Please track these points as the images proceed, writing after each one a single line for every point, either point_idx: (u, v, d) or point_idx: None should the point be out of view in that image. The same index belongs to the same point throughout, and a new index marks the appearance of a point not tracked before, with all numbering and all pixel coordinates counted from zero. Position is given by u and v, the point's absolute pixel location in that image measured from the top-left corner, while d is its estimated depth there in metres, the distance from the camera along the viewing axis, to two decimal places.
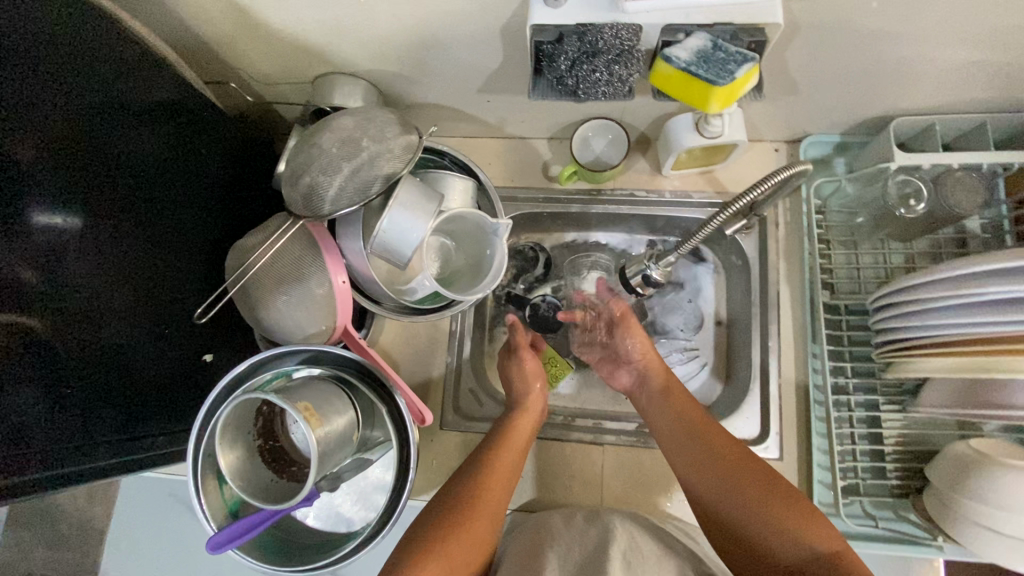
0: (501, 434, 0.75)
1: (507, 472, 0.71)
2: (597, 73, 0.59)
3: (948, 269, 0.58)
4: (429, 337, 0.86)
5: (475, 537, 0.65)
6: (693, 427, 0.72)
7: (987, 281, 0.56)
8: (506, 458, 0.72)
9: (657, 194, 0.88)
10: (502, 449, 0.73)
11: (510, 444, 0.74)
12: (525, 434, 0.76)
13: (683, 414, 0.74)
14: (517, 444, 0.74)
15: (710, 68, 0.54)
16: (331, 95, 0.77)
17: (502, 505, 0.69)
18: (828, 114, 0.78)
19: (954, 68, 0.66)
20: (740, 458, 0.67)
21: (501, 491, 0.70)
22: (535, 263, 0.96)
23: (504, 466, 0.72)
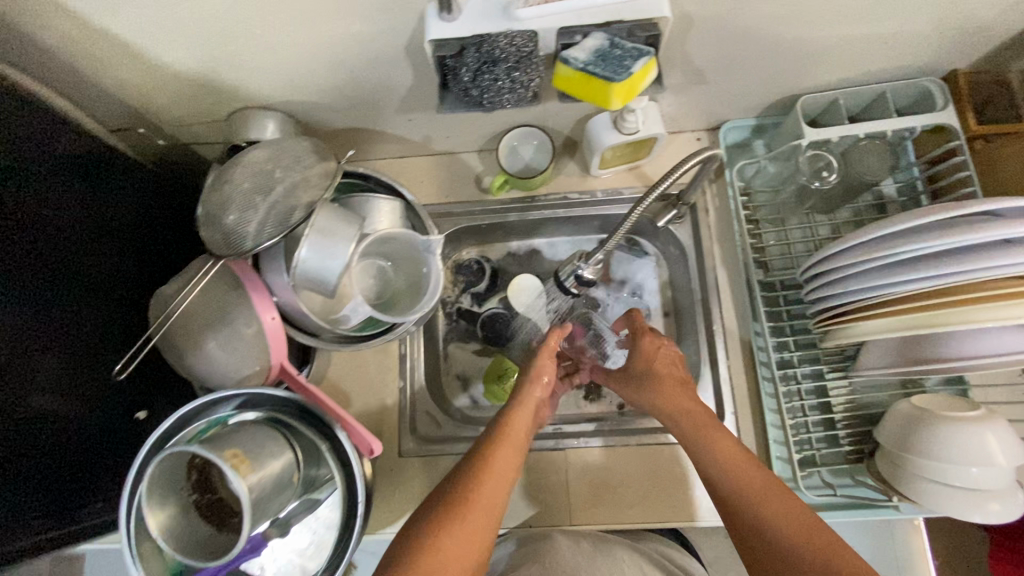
0: (497, 429, 0.69)
1: (505, 466, 0.65)
2: (500, 81, 0.58)
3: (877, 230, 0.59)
4: (378, 364, 0.84)
5: (467, 535, 0.59)
6: (742, 489, 0.60)
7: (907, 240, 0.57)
8: (505, 453, 0.66)
9: (590, 194, 0.89)
10: (499, 442, 0.67)
11: (508, 437, 0.68)
12: (524, 428, 0.70)
13: (725, 470, 0.62)
14: (515, 437, 0.68)
15: (606, 65, 0.55)
16: (245, 130, 0.74)
17: (500, 500, 0.63)
18: (740, 99, 0.80)
19: (844, 44, 0.69)
20: (800, 528, 0.56)
21: (499, 485, 0.63)
22: (481, 275, 0.97)
23: (503, 459, 0.66)
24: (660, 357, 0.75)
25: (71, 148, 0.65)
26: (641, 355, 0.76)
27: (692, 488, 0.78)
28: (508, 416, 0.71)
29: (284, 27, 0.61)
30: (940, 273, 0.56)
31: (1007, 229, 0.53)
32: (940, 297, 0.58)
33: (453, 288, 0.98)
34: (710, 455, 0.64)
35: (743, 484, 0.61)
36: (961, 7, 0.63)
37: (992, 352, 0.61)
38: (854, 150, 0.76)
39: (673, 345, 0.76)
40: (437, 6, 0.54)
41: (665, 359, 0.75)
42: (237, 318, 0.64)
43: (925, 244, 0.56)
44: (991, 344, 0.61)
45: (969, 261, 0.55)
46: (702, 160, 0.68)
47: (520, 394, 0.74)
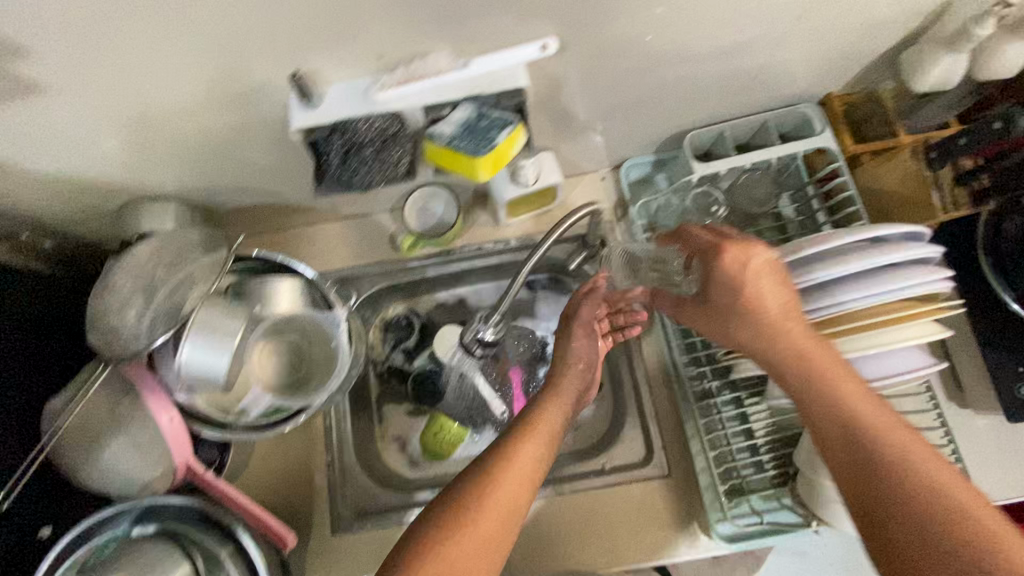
0: (524, 423, 0.68)
1: (528, 463, 0.63)
2: (366, 163, 0.58)
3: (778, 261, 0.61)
4: (304, 441, 0.83)
5: (482, 534, 0.56)
6: (869, 440, 0.50)
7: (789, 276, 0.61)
8: (535, 445, 0.65)
9: (503, 242, 0.89)
10: (526, 436, 0.65)
11: (535, 432, 0.66)
12: (552, 423, 0.69)
13: (836, 411, 0.52)
14: (543, 430, 0.67)
15: (469, 139, 0.56)
16: (137, 221, 0.73)
17: (523, 495, 0.60)
18: (633, 140, 0.82)
19: (712, 81, 0.72)
20: (926, 488, 0.47)
21: (526, 481, 0.62)
22: (410, 331, 0.96)
23: (531, 451, 0.64)
24: (753, 277, 0.59)
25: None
26: (725, 279, 0.60)
27: (632, 536, 0.76)
28: (537, 411, 0.70)
29: (152, 122, 0.61)
30: (817, 307, 0.60)
31: (865, 261, 0.58)
32: (822, 328, 0.61)
33: (383, 347, 0.97)
34: (821, 396, 0.54)
35: (857, 431, 0.51)
36: (807, 40, 0.67)
37: (882, 374, 0.62)
38: (742, 185, 0.82)
39: (772, 256, 0.58)
40: (296, 95, 0.55)
41: (766, 282, 0.58)
42: (134, 424, 0.63)
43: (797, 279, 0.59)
44: (885, 365, 0.63)
45: (838, 292, 0.59)
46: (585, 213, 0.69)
47: (549, 392, 0.73)
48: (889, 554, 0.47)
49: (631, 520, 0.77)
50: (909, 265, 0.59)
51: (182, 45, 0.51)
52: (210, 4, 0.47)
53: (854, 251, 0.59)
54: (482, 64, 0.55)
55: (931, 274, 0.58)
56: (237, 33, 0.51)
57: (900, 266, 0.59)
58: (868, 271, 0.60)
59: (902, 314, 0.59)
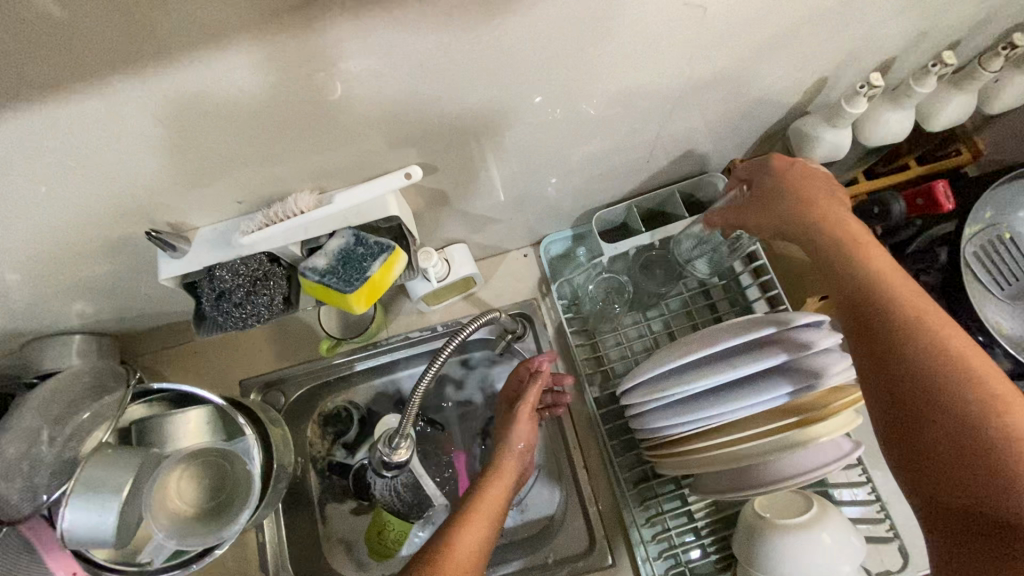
0: (465, 508, 0.63)
1: (469, 552, 0.58)
2: (238, 310, 0.56)
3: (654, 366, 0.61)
4: (238, 558, 0.81)
5: None
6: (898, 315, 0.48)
7: (667, 382, 0.60)
8: (475, 532, 0.60)
9: (430, 329, 0.87)
10: (464, 521, 0.61)
11: (475, 517, 0.62)
12: (495, 506, 0.64)
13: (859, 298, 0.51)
14: (483, 515, 0.62)
15: (337, 276, 0.54)
16: (39, 361, 0.72)
17: None
18: (545, 220, 0.82)
19: (608, 164, 0.73)
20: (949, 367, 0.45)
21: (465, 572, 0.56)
22: (349, 425, 0.94)
23: (470, 538, 0.59)
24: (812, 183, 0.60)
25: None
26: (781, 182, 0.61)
27: None
28: (479, 493, 0.65)
29: (34, 275, 0.61)
30: (705, 415, 0.59)
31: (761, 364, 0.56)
32: (721, 433, 0.60)
33: (322, 442, 0.95)
34: (847, 280, 0.52)
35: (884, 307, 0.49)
36: (691, 122, 0.68)
37: (794, 472, 0.61)
38: (648, 262, 0.83)
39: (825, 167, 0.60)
40: (161, 249, 0.54)
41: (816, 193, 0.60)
42: None
43: (695, 385, 0.58)
44: (800, 459, 0.61)
45: (735, 398, 0.58)
46: (479, 324, 0.71)
47: (495, 470, 0.69)
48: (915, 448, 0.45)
49: None
50: (809, 359, 0.58)
51: (41, 215, 0.52)
52: (53, 184, 0.48)
53: (745, 353, 0.58)
54: (346, 197, 0.54)
55: (836, 369, 0.57)
56: (91, 200, 0.51)
57: (796, 365, 0.59)
58: (764, 372, 0.59)
59: (810, 415, 0.57)
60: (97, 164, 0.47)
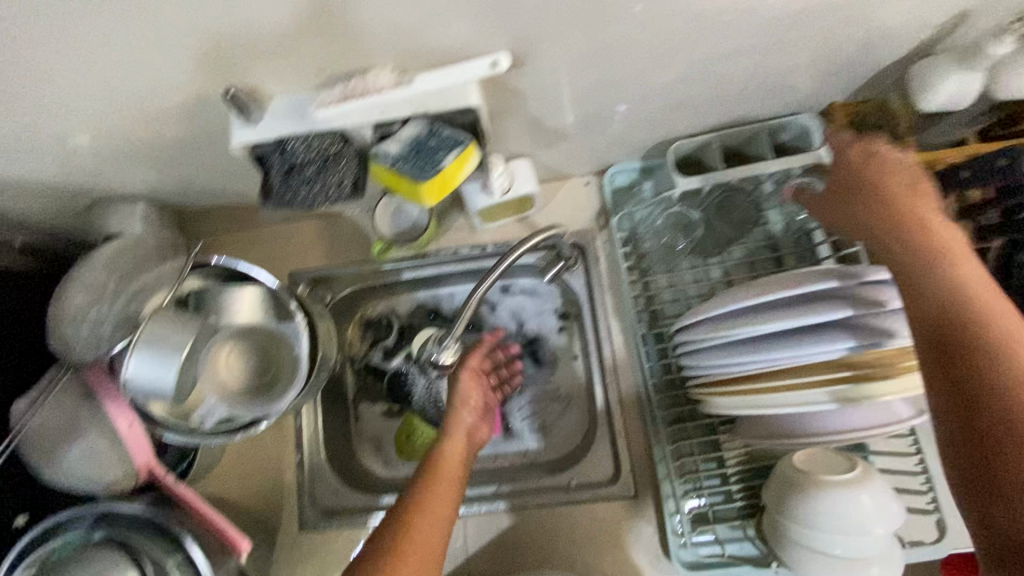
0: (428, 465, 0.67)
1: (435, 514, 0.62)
2: (306, 186, 0.56)
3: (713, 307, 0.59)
4: (275, 439, 0.84)
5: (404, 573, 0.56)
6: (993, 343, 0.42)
7: (731, 322, 0.58)
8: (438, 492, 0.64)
9: (480, 247, 0.86)
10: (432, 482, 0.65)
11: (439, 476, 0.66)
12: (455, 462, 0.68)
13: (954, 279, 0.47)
14: (446, 471, 0.67)
15: (412, 163, 0.53)
16: (105, 223, 0.73)
17: (433, 541, 0.60)
18: (616, 146, 0.78)
19: (698, 89, 0.67)
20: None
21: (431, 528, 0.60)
22: (388, 332, 0.96)
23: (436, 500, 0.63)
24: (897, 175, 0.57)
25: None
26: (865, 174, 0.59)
27: (589, 556, 0.76)
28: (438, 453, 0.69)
29: (102, 127, 0.60)
30: (763, 358, 0.57)
31: (834, 313, 0.54)
32: (786, 375, 0.57)
33: (362, 345, 0.97)
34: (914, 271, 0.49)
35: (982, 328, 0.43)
36: (803, 49, 0.61)
37: (842, 427, 0.60)
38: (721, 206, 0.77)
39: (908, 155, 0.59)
40: (233, 111, 0.52)
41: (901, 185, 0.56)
42: (90, 430, 0.64)
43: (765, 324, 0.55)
44: (851, 418, 0.60)
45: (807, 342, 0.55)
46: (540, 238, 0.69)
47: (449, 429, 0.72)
48: (987, 445, 0.40)
49: (589, 536, 0.76)
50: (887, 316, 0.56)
51: (115, 59, 0.49)
52: (130, 30, 0.46)
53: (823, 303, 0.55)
54: (428, 80, 0.51)
55: None
56: (170, 52, 0.49)
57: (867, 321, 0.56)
58: (841, 324, 0.56)
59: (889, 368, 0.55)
60: (179, 8, 0.44)
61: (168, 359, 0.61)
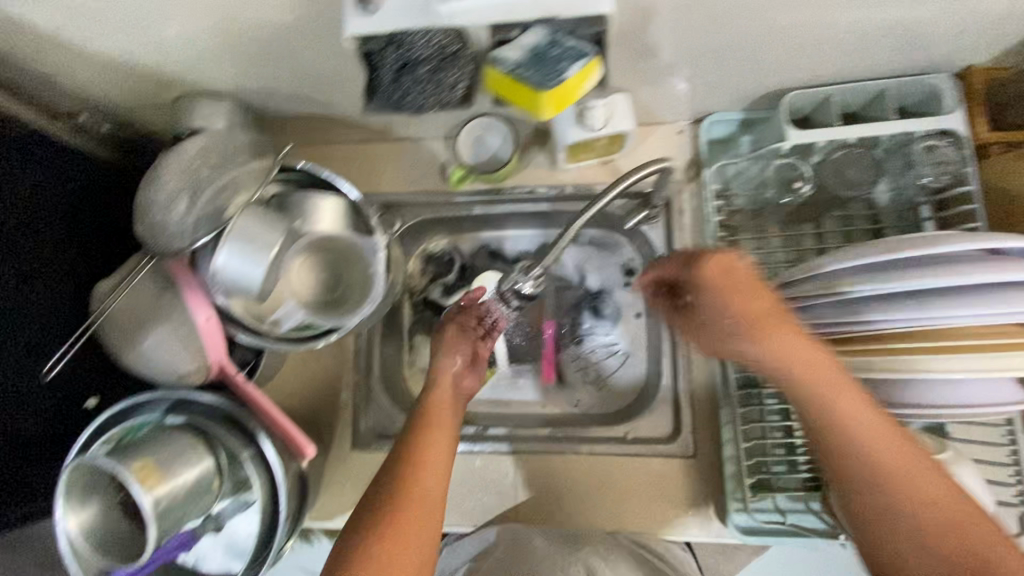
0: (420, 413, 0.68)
1: (437, 457, 0.64)
2: (418, 84, 0.53)
3: (828, 263, 0.57)
4: (334, 357, 0.84)
5: (410, 524, 0.59)
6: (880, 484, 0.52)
7: (850, 280, 0.56)
8: (436, 440, 0.65)
9: (558, 188, 0.83)
10: (426, 428, 0.66)
11: (433, 423, 0.67)
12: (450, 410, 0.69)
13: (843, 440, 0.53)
14: (441, 419, 0.68)
15: (535, 71, 0.49)
16: (190, 115, 0.71)
17: (438, 490, 0.62)
18: (722, 92, 0.73)
19: (833, 32, 0.61)
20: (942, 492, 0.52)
21: (435, 477, 0.62)
22: (449, 269, 0.94)
23: (435, 443, 0.65)
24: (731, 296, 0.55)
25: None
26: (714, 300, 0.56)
27: (639, 508, 0.75)
28: (428, 400, 0.69)
29: (209, 7, 0.57)
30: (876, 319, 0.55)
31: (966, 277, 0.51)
32: (891, 342, 0.57)
33: (421, 278, 0.95)
34: (817, 416, 0.54)
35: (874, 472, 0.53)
36: None
37: (948, 402, 0.58)
38: (829, 167, 0.72)
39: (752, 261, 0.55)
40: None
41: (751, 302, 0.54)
42: (171, 318, 0.64)
43: (895, 284, 0.53)
44: (959, 392, 0.58)
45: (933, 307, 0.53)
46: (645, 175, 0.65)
47: (436, 376, 0.72)
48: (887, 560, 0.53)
49: (643, 489, 0.76)
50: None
51: None
52: None
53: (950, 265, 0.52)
54: None
55: None
56: None
57: (999, 293, 0.52)
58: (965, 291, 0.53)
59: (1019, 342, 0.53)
60: None
61: (256, 254, 0.63)
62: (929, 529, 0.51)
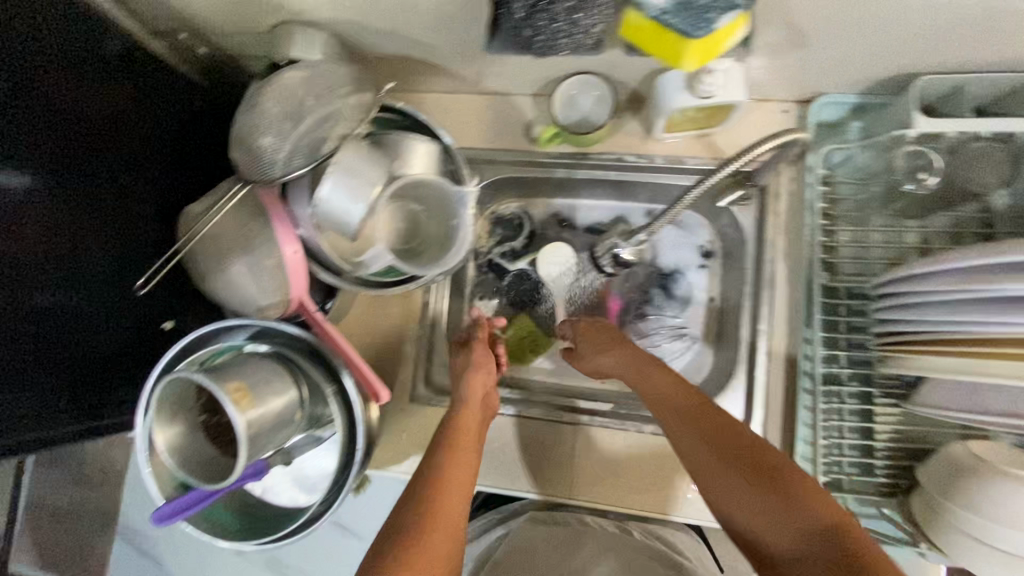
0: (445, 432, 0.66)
1: (464, 471, 0.61)
2: (556, 21, 0.49)
3: (959, 259, 0.53)
4: (400, 308, 0.83)
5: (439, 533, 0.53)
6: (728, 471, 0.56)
7: (989, 281, 0.51)
8: (463, 454, 0.63)
9: (648, 158, 0.80)
10: (453, 444, 0.64)
11: (460, 441, 0.65)
12: (474, 428, 0.67)
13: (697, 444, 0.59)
14: (467, 436, 0.66)
15: (687, 16, 0.45)
16: (289, 47, 0.69)
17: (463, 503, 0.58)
18: (843, 71, 0.68)
19: (992, 16, 0.56)
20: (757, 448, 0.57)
21: (461, 491, 0.59)
22: (518, 232, 0.91)
23: (461, 457, 0.62)
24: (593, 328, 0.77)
25: (111, 44, 0.65)
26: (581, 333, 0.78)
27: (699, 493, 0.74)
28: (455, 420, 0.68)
29: None
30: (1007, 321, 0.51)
31: None
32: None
33: (487, 240, 0.92)
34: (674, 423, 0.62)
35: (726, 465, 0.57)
36: None
37: None
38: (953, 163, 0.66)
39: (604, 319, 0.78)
40: None
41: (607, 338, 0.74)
42: (259, 248, 0.63)
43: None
44: None
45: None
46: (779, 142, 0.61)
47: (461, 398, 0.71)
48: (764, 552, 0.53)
49: None
50: None
51: None
52: None
53: None
54: None
55: None
56: None
57: None
58: None
59: None
60: None
61: (359, 190, 0.62)
62: (759, 496, 0.53)
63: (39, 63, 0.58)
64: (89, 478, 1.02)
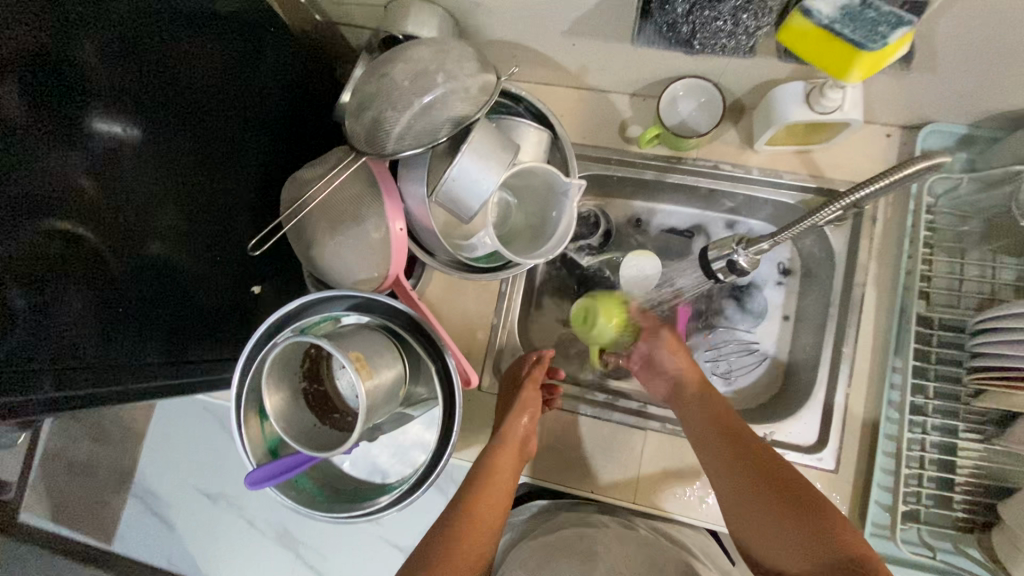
0: (478, 474, 0.65)
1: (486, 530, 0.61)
2: (720, 21, 0.54)
3: None
4: (476, 296, 0.83)
5: None
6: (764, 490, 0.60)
7: None
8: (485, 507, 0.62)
9: (744, 169, 0.79)
10: (481, 496, 0.63)
11: (490, 493, 0.64)
12: (507, 474, 0.66)
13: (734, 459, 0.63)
14: (496, 488, 0.64)
15: (857, 26, 0.46)
16: (404, 22, 0.68)
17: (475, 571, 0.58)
18: (963, 101, 0.68)
19: None
20: (775, 467, 0.61)
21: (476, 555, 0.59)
22: (594, 231, 0.87)
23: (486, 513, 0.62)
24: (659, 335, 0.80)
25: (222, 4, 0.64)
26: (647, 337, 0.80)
27: None
28: (490, 464, 0.66)
29: None
30: None
31: None
32: None
33: None
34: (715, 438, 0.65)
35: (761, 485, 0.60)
36: None
37: None
38: None
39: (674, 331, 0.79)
40: None
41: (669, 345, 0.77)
42: (369, 220, 0.62)
43: None
44: None
45: None
46: (924, 168, 0.54)
47: (502, 434, 0.68)
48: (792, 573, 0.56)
49: None
50: None
51: None
52: None
53: None
54: None
55: None
56: None
57: None
58: None
59: None
60: None
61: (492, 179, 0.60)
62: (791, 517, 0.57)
63: (148, 13, 0.57)
64: (115, 434, 0.98)
